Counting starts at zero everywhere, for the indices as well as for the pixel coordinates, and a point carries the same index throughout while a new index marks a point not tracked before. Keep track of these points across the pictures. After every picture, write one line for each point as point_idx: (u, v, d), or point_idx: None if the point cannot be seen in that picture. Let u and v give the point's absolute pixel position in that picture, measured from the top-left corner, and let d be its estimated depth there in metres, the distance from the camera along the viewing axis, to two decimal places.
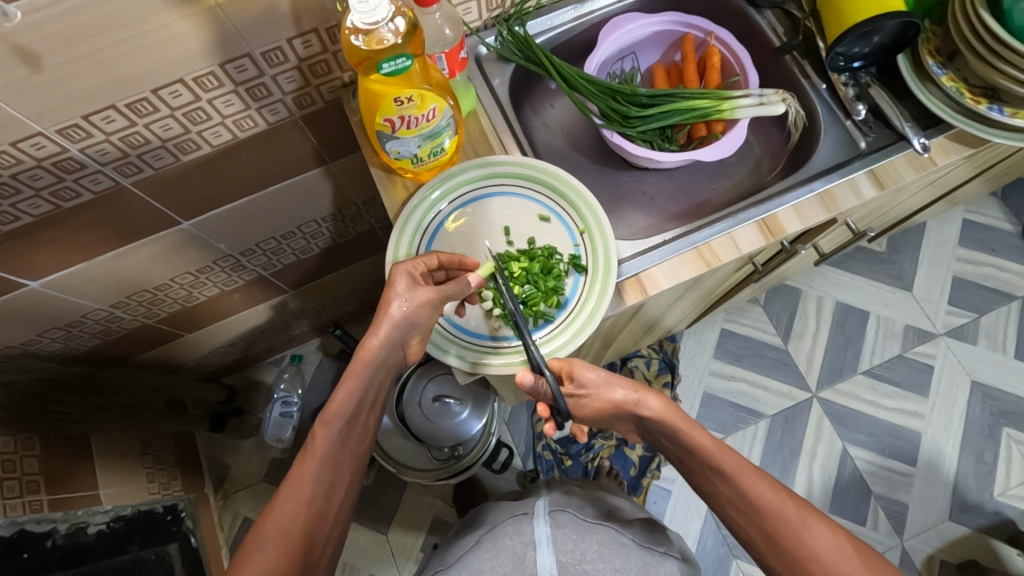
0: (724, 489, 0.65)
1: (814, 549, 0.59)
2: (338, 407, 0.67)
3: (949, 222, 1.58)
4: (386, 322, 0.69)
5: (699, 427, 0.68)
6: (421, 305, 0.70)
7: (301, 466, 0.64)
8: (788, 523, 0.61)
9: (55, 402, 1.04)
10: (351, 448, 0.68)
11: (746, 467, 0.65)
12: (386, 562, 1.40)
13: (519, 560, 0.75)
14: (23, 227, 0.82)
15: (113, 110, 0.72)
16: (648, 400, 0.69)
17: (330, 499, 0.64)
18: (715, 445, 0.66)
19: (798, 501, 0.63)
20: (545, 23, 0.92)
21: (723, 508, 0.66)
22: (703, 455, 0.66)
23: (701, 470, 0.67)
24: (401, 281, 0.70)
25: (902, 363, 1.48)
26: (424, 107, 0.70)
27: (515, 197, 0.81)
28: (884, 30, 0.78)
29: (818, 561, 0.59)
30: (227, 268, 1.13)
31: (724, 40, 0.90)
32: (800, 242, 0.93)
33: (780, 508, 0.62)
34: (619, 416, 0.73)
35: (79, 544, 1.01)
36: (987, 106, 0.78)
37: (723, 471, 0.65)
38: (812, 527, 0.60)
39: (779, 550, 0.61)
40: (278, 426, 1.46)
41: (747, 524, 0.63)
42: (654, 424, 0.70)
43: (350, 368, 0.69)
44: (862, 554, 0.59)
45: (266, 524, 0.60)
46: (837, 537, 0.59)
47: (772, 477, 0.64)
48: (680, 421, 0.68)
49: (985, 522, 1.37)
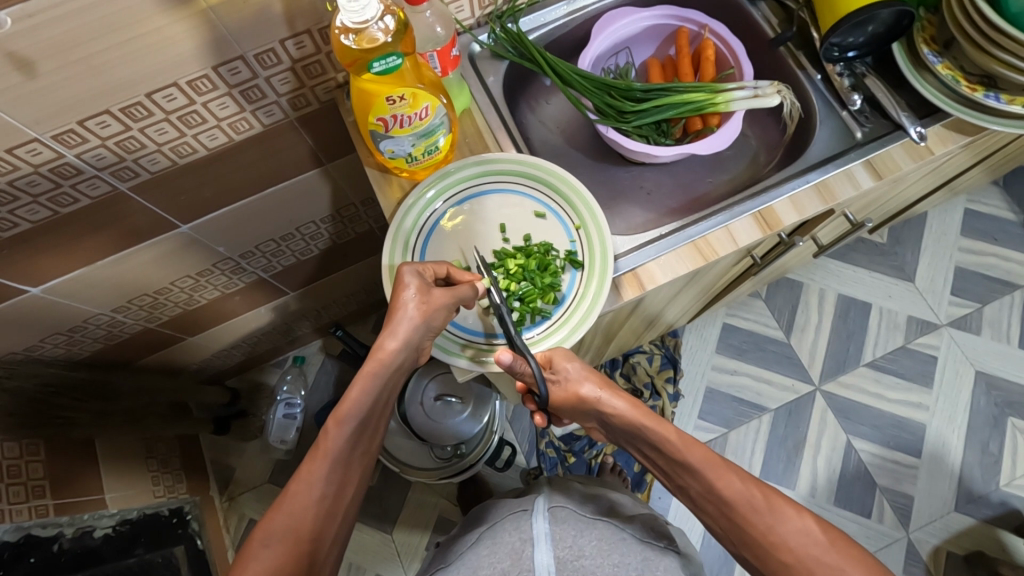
0: (693, 482, 0.65)
1: (783, 537, 0.59)
2: (351, 407, 0.67)
3: (950, 212, 1.57)
4: (402, 325, 0.68)
5: (665, 422, 0.68)
6: (437, 308, 0.69)
7: (312, 463, 0.64)
8: (756, 513, 0.61)
9: (60, 408, 1.05)
10: (361, 448, 0.68)
11: (712, 460, 0.64)
12: (391, 562, 1.40)
13: (517, 557, 0.75)
14: (23, 233, 0.82)
15: (108, 115, 0.72)
16: (613, 398, 0.70)
17: (338, 498, 0.65)
18: (682, 440, 0.66)
19: (768, 490, 0.63)
20: (539, 20, 0.92)
21: (694, 501, 0.66)
22: (670, 450, 0.66)
23: (669, 465, 0.67)
24: (413, 282, 0.69)
25: (906, 355, 1.48)
26: (417, 106, 0.70)
27: (511, 193, 0.81)
28: (878, 19, 0.77)
29: (788, 550, 0.59)
30: (227, 271, 1.14)
31: (718, 33, 0.89)
32: (798, 234, 0.93)
33: (749, 498, 0.62)
34: (585, 413, 0.73)
35: (86, 548, 1.03)
36: (984, 94, 0.78)
37: (689, 464, 0.65)
38: (781, 515, 0.60)
39: (750, 540, 0.61)
40: (282, 427, 1.49)
41: (718, 516, 0.64)
42: (619, 423, 0.70)
43: (364, 367, 0.68)
44: (833, 540, 0.59)
45: (273, 519, 0.61)
46: (806, 523, 0.60)
47: (739, 467, 0.64)
48: (643, 418, 0.68)
49: (991, 513, 1.36)
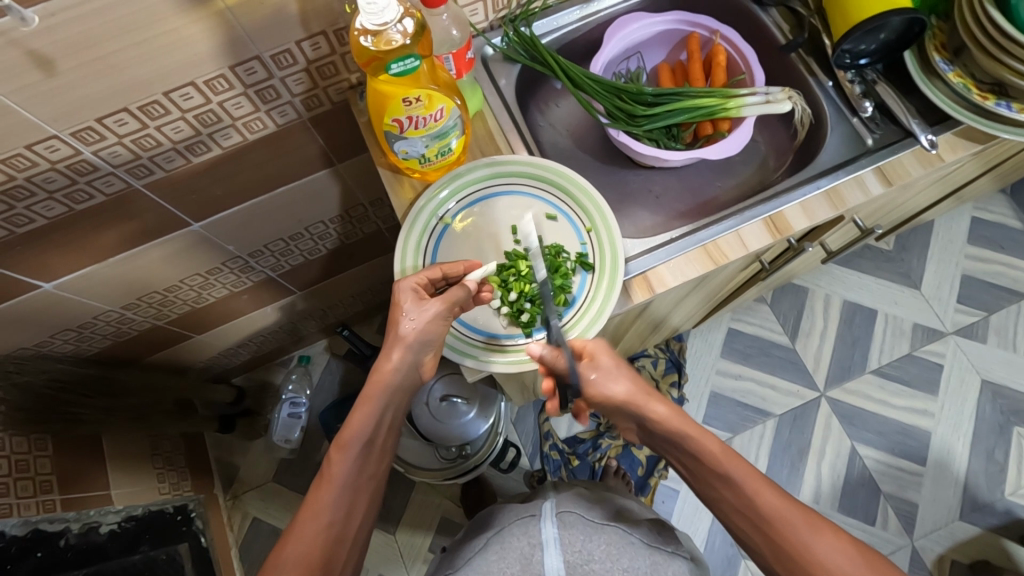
0: (730, 496, 0.64)
1: (822, 559, 0.59)
2: (353, 432, 0.66)
3: (957, 219, 1.57)
4: (399, 343, 0.68)
5: (706, 432, 0.66)
6: (430, 320, 0.69)
7: (318, 491, 0.64)
8: (795, 531, 0.60)
9: (69, 404, 1.07)
10: (370, 473, 0.67)
11: (752, 475, 0.63)
12: (395, 563, 1.40)
13: (527, 562, 0.75)
14: (38, 229, 0.83)
15: (125, 114, 0.73)
16: (654, 403, 0.66)
17: (348, 524, 0.64)
18: (723, 451, 0.65)
19: (806, 510, 0.62)
20: (551, 24, 0.93)
21: (728, 515, 0.65)
22: (708, 459, 0.64)
23: (705, 477, 0.66)
24: (406, 298, 0.70)
25: (911, 362, 1.48)
26: (432, 107, 0.70)
27: (523, 196, 0.81)
28: (890, 27, 0.78)
29: (826, 571, 0.58)
30: (236, 269, 1.14)
31: (729, 38, 0.90)
32: (806, 239, 0.93)
33: (789, 516, 0.61)
34: (620, 416, 0.70)
35: (91, 544, 1.02)
36: (995, 102, 0.78)
37: (730, 478, 0.64)
38: (819, 535, 0.60)
39: (785, 558, 0.60)
40: (287, 426, 1.47)
41: (753, 531, 0.62)
42: (659, 430, 0.67)
43: (365, 392, 0.68)
44: (868, 559, 0.59)
45: (285, 549, 0.61)
46: (845, 545, 0.59)
47: (778, 484, 0.63)
48: (686, 426, 0.66)
49: (996, 521, 1.36)
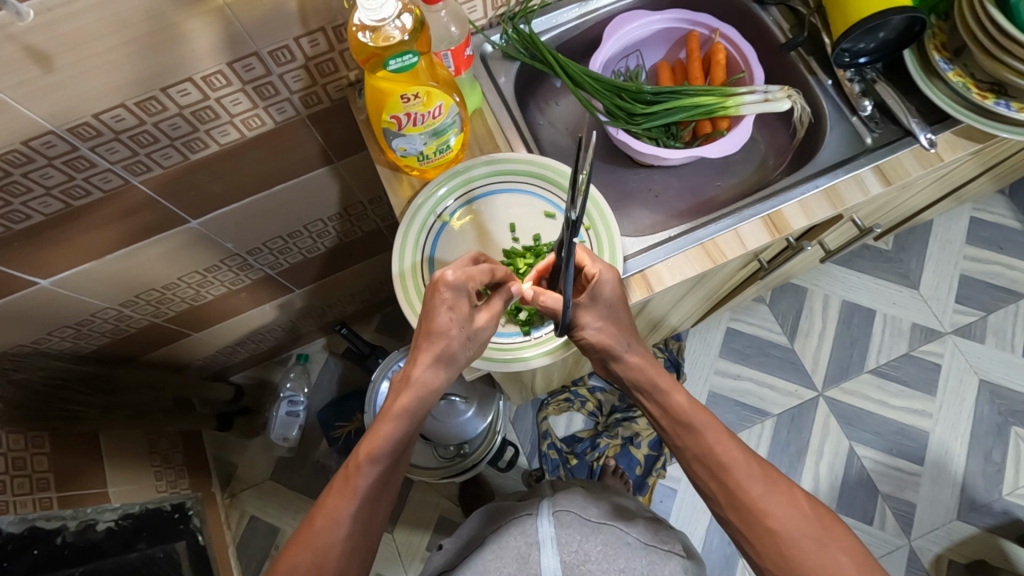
0: (691, 444, 0.70)
1: (770, 508, 0.64)
2: (380, 444, 0.66)
3: (955, 219, 1.57)
4: (441, 356, 0.68)
5: (677, 386, 0.73)
6: (476, 335, 0.69)
7: (339, 498, 0.64)
8: (750, 480, 0.66)
9: (66, 401, 1.07)
10: (391, 484, 0.68)
11: (715, 428, 0.69)
12: (393, 562, 1.40)
13: (524, 561, 0.75)
14: (35, 226, 0.82)
15: (122, 110, 0.72)
16: (630, 355, 0.73)
17: (365, 536, 0.65)
18: (690, 403, 0.71)
19: (763, 465, 0.68)
20: (551, 22, 0.93)
21: (689, 463, 0.70)
22: (676, 411, 0.71)
23: (672, 426, 0.72)
24: (459, 303, 0.67)
25: (909, 362, 1.48)
26: (430, 104, 0.70)
27: (521, 194, 0.81)
28: (890, 26, 0.78)
29: (773, 518, 0.64)
30: (234, 267, 1.14)
31: (729, 37, 0.90)
32: (805, 238, 0.93)
33: (745, 467, 0.67)
34: (595, 357, 0.77)
35: (89, 542, 1.03)
36: (994, 101, 0.78)
37: (693, 427, 0.70)
38: (773, 488, 0.65)
39: (737, 504, 0.65)
40: (284, 425, 1.48)
41: (708, 478, 0.68)
42: (628, 374, 0.74)
43: (399, 402, 0.67)
44: (819, 514, 0.64)
45: (299, 556, 0.62)
46: (795, 500, 0.65)
47: (742, 441, 0.69)
48: (661, 377, 0.73)
49: (994, 522, 1.36)
